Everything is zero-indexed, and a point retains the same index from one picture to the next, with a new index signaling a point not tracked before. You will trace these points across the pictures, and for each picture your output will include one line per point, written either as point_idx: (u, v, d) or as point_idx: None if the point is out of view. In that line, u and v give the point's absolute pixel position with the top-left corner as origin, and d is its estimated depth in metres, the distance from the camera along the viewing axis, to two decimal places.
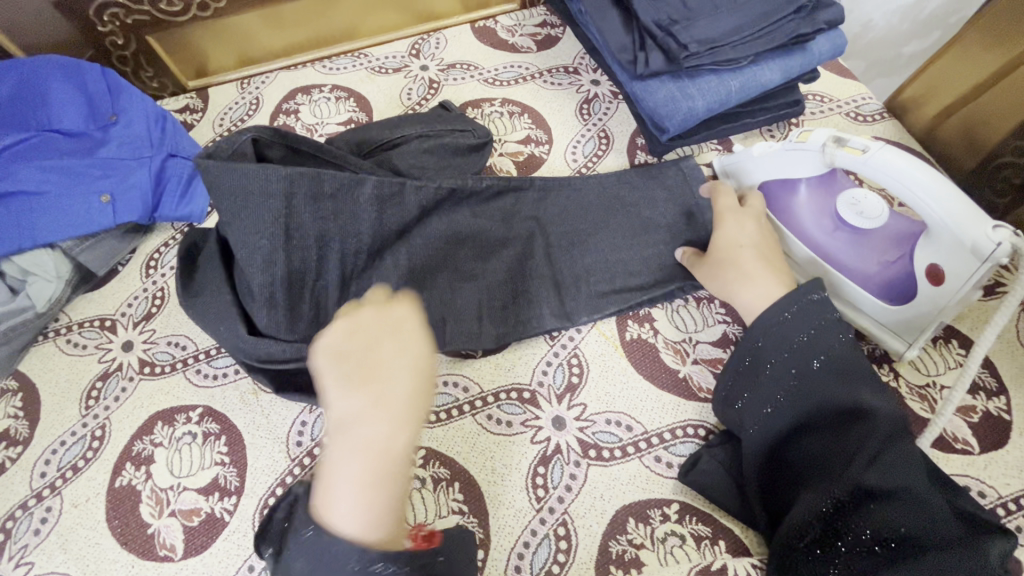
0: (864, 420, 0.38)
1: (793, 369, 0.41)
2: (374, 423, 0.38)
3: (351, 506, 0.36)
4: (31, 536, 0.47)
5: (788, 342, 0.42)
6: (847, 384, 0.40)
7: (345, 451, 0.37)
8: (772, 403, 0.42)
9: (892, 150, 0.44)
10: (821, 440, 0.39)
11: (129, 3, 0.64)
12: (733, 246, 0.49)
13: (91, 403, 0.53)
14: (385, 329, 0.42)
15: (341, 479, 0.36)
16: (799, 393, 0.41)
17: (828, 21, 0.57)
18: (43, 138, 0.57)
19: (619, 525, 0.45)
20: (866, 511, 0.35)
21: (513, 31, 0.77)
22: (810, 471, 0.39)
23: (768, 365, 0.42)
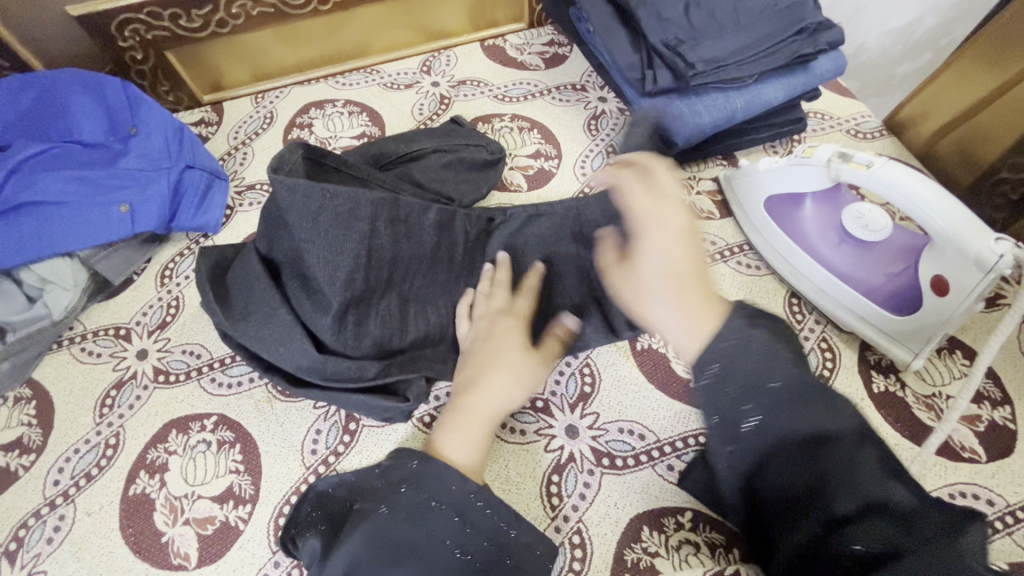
0: (816, 442, 0.33)
1: (746, 406, 0.34)
2: (497, 395, 0.46)
3: (459, 444, 0.44)
4: (44, 545, 0.47)
5: (741, 367, 0.35)
6: (807, 405, 0.34)
7: (465, 411, 0.45)
8: (731, 439, 0.35)
9: (896, 164, 0.46)
10: (791, 468, 0.33)
11: (150, 20, 0.66)
12: (650, 269, 0.42)
13: (105, 411, 0.53)
14: (499, 327, 0.50)
15: (460, 429, 0.45)
16: (756, 420, 0.34)
17: (829, 42, 0.59)
18: (63, 149, 0.58)
19: (634, 534, 0.46)
20: (851, 542, 0.30)
21: (522, 49, 0.80)
22: (785, 507, 0.33)
23: (729, 394, 0.35)
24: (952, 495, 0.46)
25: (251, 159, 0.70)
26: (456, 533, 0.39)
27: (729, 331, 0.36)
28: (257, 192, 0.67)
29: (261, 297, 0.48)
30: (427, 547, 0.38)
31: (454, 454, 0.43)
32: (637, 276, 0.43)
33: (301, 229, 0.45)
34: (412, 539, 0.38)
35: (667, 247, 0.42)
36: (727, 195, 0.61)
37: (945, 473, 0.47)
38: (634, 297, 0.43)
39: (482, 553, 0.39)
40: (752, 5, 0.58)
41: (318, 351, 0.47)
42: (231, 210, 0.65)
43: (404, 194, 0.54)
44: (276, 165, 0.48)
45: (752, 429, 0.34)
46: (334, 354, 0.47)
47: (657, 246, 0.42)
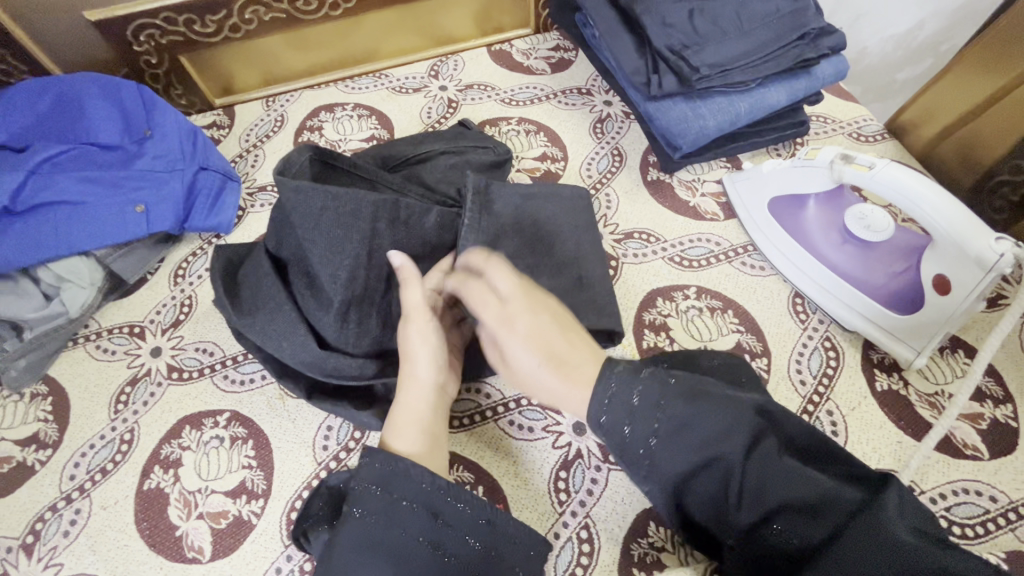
0: (712, 454, 0.35)
1: (642, 444, 0.37)
2: (422, 384, 0.45)
3: (406, 433, 0.44)
4: (60, 538, 0.48)
5: (631, 409, 0.37)
6: (696, 419, 0.36)
7: (399, 411, 0.45)
8: (643, 466, 0.37)
9: (897, 166, 0.47)
10: (705, 487, 0.36)
11: (165, 25, 0.67)
12: (522, 363, 0.42)
13: (120, 407, 0.54)
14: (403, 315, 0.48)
15: (401, 424, 0.44)
16: (659, 445, 0.36)
17: (831, 47, 0.60)
18: (80, 150, 0.59)
19: (640, 529, 0.46)
20: (777, 537, 0.33)
21: (528, 54, 0.81)
22: (715, 514, 0.36)
23: (628, 436, 0.37)
24: (955, 491, 0.46)
25: (262, 161, 0.71)
26: (429, 530, 0.39)
27: (608, 390, 0.38)
28: (269, 194, 0.68)
29: (267, 294, 0.48)
30: (403, 546, 0.38)
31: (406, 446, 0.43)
32: (517, 370, 0.43)
33: (312, 229, 0.46)
34: (387, 539, 0.38)
35: (527, 334, 0.42)
36: (731, 198, 0.62)
37: (948, 470, 0.47)
38: (525, 388, 0.43)
39: (463, 552, 0.39)
40: (756, 11, 0.60)
41: (320, 347, 0.48)
42: (243, 211, 0.67)
43: (412, 194, 0.54)
44: (285, 167, 0.49)
45: (658, 455, 0.36)
46: (336, 350, 0.48)
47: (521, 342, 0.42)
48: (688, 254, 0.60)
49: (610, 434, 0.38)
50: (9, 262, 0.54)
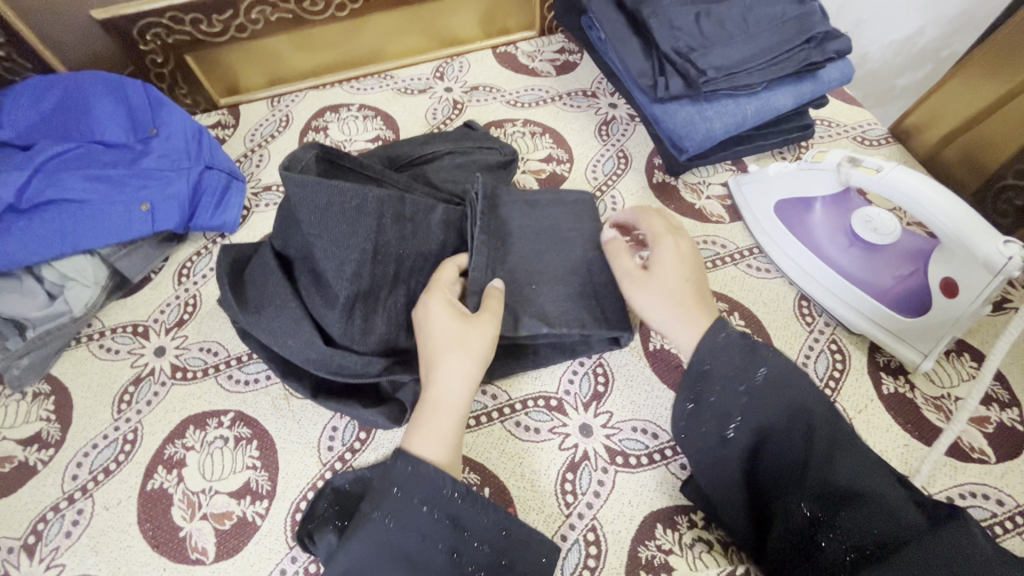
0: (801, 426, 0.38)
1: (741, 387, 0.40)
2: (458, 379, 0.44)
3: (429, 438, 0.42)
4: (62, 538, 0.47)
5: (726, 372, 0.41)
6: (788, 392, 0.39)
7: (430, 409, 0.44)
8: (730, 421, 0.40)
9: (904, 169, 0.47)
10: (781, 453, 0.38)
11: (171, 24, 0.67)
12: (662, 271, 0.48)
13: (124, 406, 0.53)
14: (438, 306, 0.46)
15: (428, 427, 0.43)
16: (750, 415, 0.39)
17: (837, 51, 0.60)
18: (86, 149, 0.59)
19: (648, 531, 0.46)
20: (843, 520, 0.35)
21: (533, 56, 0.81)
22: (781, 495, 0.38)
23: (713, 398, 0.41)
24: (963, 494, 0.46)
25: (267, 161, 0.71)
26: (447, 537, 0.39)
27: (715, 348, 0.42)
28: (274, 193, 0.68)
29: (277, 291, 0.48)
30: (422, 554, 0.38)
31: (431, 451, 0.42)
32: (654, 276, 0.48)
33: (318, 228, 0.46)
34: (405, 544, 0.38)
35: (673, 253, 0.49)
36: (736, 199, 0.63)
37: (955, 474, 0.47)
38: (652, 289, 0.47)
39: (478, 559, 0.39)
40: (762, 15, 0.60)
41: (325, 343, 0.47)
42: (248, 210, 0.66)
43: (417, 193, 0.54)
44: (291, 164, 0.49)
45: (734, 421, 0.40)
46: (342, 347, 0.48)
47: (671, 256, 0.49)
48: None
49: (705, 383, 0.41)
50: (13, 260, 0.54)
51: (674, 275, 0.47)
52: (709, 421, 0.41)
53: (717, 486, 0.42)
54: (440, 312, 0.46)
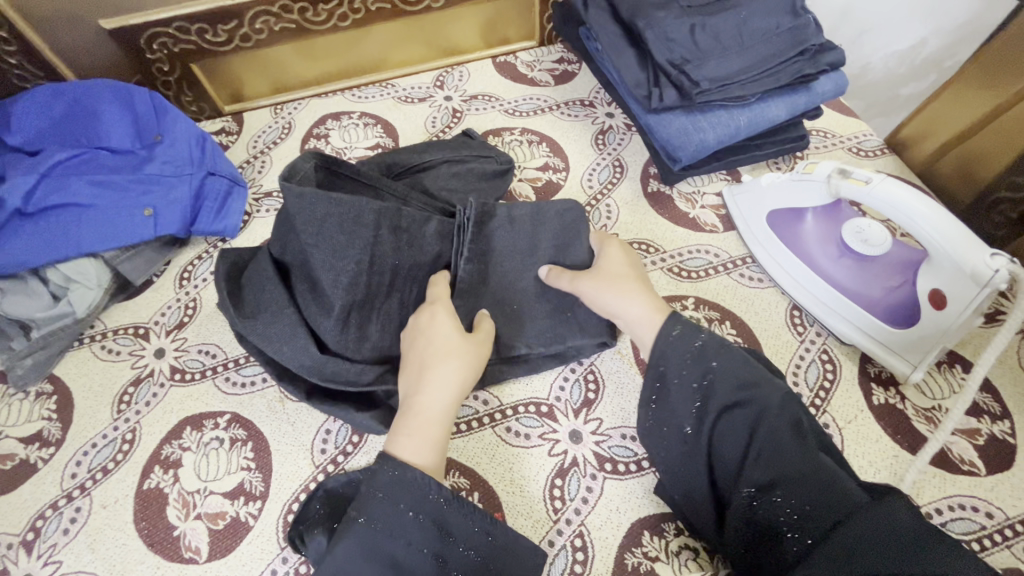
0: (752, 415, 0.40)
1: (694, 383, 0.42)
2: (445, 385, 0.45)
3: (414, 443, 0.43)
4: (60, 536, 0.48)
5: (687, 366, 0.43)
6: (740, 385, 0.41)
7: (416, 413, 0.44)
8: (687, 419, 0.43)
9: (892, 181, 0.47)
10: (734, 441, 0.41)
11: (178, 33, 0.69)
12: (611, 271, 0.51)
13: (123, 407, 0.55)
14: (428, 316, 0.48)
15: (413, 432, 0.44)
16: (706, 409, 0.42)
17: (830, 63, 0.61)
18: (93, 155, 0.61)
19: (635, 538, 0.46)
20: (781, 499, 0.37)
21: (532, 66, 0.82)
22: (734, 479, 0.40)
23: (674, 391, 0.43)
24: (951, 506, 0.46)
25: (269, 168, 0.72)
26: (433, 542, 0.40)
27: (671, 343, 0.43)
28: (274, 199, 0.69)
29: (275, 298, 0.49)
30: (407, 558, 0.39)
31: (416, 456, 0.43)
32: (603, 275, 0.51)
33: (311, 234, 0.47)
34: (390, 548, 0.39)
35: (620, 258, 0.52)
36: (730, 208, 0.63)
37: (944, 485, 0.47)
38: (601, 284, 0.50)
39: (462, 564, 0.40)
40: (756, 27, 0.61)
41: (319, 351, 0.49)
42: (249, 216, 0.68)
43: (414, 201, 0.54)
44: (290, 174, 0.51)
45: (690, 415, 0.42)
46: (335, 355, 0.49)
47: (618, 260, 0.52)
48: (687, 265, 0.60)
49: (664, 381, 0.43)
50: (20, 262, 0.55)
51: (619, 262, 0.52)
52: (668, 416, 0.43)
53: (681, 480, 0.43)
54: (436, 320, 0.48)
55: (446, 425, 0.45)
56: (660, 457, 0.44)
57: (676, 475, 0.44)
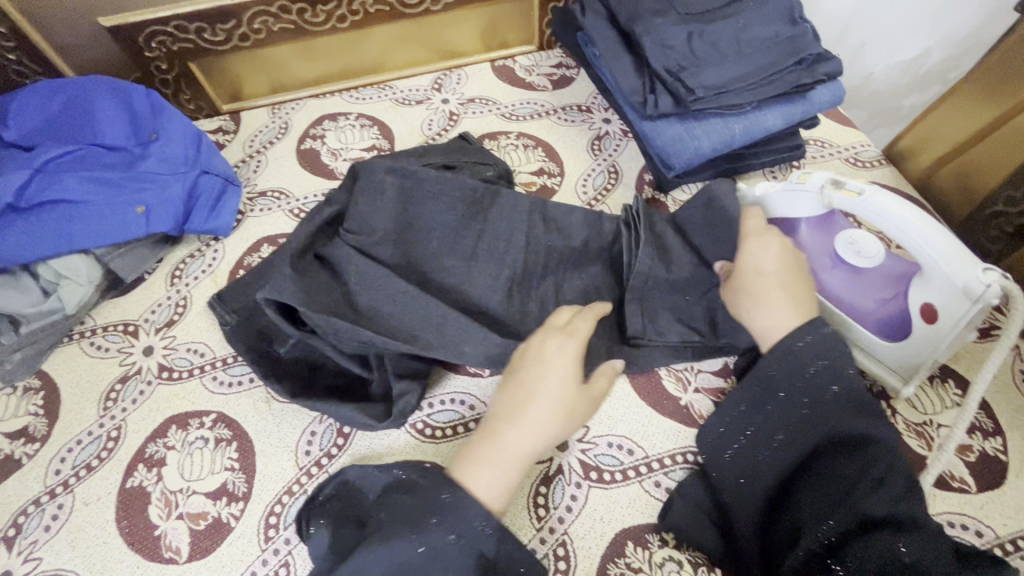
0: (869, 457, 0.39)
1: (805, 399, 0.42)
2: (537, 428, 0.44)
3: (485, 476, 0.42)
4: (41, 533, 0.48)
5: (802, 375, 0.43)
6: (859, 419, 0.41)
7: (500, 445, 0.43)
8: (783, 430, 0.43)
9: (885, 193, 0.46)
10: (832, 470, 0.39)
11: (177, 32, 0.69)
12: (752, 272, 0.48)
13: (109, 404, 0.54)
14: (538, 345, 0.47)
15: (489, 463, 0.43)
16: (809, 430, 0.42)
17: (827, 74, 0.61)
18: (87, 151, 0.61)
19: (618, 549, 0.46)
20: (873, 542, 0.36)
21: (530, 70, 0.82)
22: (818, 508, 0.39)
23: (781, 396, 0.43)
24: (940, 524, 0.46)
25: (264, 167, 0.72)
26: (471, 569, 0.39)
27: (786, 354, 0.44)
28: (269, 199, 0.69)
29: (315, 286, 0.49)
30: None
31: (484, 490, 0.42)
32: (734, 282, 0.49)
33: (370, 208, 0.53)
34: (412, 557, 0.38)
35: (772, 254, 0.49)
36: None
37: (933, 502, 0.47)
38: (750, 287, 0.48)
39: None
40: (754, 35, 0.60)
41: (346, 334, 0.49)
42: (243, 215, 0.68)
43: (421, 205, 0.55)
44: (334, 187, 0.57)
45: (790, 429, 0.42)
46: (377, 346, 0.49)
47: (768, 256, 0.49)
48: None
49: (770, 385, 0.44)
50: (11, 257, 0.55)
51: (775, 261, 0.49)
52: (774, 423, 0.43)
53: (738, 489, 0.44)
54: (541, 351, 0.47)
55: (521, 469, 0.43)
56: (725, 460, 0.45)
57: (743, 476, 0.44)
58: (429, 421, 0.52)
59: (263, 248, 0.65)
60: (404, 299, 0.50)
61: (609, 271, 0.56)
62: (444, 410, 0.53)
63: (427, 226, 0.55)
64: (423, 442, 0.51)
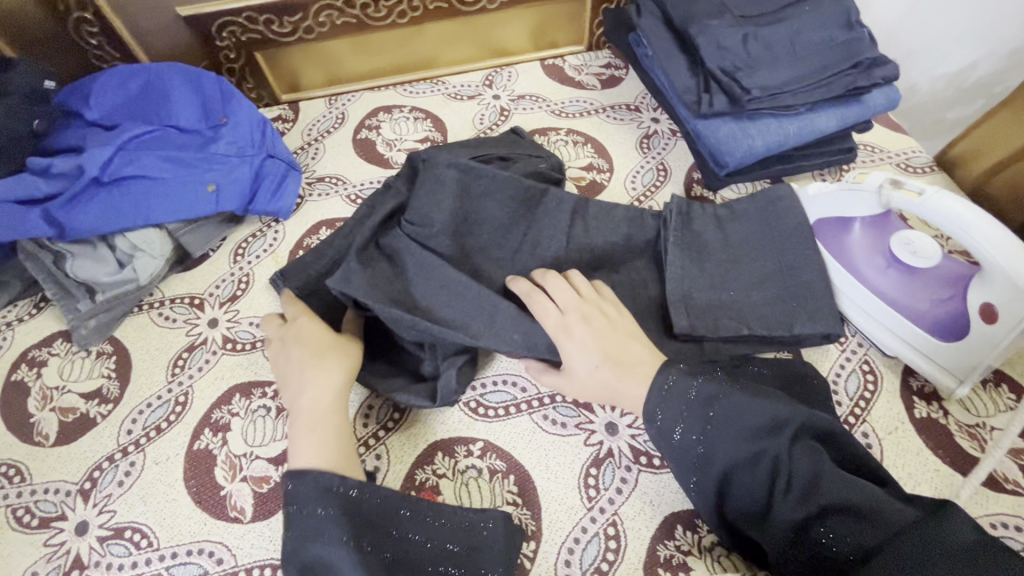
0: (770, 459, 0.39)
1: (695, 436, 0.42)
2: (322, 389, 0.47)
3: (313, 446, 0.45)
4: (114, 487, 0.51)
5: (682, 411, 0.43)
6: (748, 431, 0.41)
7: (300, 420, 0.46)
8: (696, 472, 0.42)
9: (947, 194, 0.47)
10: (750, 483, 0.40)
11: (247, 23, 0.73)
12: (582, 370, 0.47)
13: (177, 370, 0.57)
14: (293, 331, 0.51)
15: (305, 438, 0.45)
16: (713, 455, 0.41)
17: (884, 77, 0.61)
18: (164, 132, 0.64)
19: (668, 531, 0.47)
20: (825, 537, 0.37)
21: (580, 70, 0.84)
22: (763, 525, 0.39)
23: (675, 435, 0.43)
24: (993, 525, 0.46)
25: (322, 154, 0.75)
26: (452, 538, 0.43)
27: (663, 401, 0.43)
28: (326, 184, 0.71)
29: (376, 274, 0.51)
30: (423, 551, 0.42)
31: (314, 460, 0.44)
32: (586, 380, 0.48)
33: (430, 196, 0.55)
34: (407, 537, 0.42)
35: (586, 339, 0.48)
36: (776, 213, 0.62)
37: (986, 503, 0.47)
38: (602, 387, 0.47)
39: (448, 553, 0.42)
40: (810, 39, 0.61)
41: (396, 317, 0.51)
42: (302, 199, 0.70)
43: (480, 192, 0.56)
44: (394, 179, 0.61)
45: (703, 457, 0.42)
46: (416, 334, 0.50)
47: (586, 345, 0.47)
48: None
49: (662, 438, 0.43)
50: (92, 228, 0.59)
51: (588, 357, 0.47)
52: (678, 463, 0.43)
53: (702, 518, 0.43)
54: (296, 337, 0.51)
55: (339, 424, 0.47)
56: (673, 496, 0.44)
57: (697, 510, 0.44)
58: (482, 401, 0.54)
59: (322, 230, 0.67)
60: (459, 285, 0.50)
61: (658, 264, 0.57)
62: (496, 390, 0.54)
63: (485, 217, 0.56)
64: (476, 420, 0.53)
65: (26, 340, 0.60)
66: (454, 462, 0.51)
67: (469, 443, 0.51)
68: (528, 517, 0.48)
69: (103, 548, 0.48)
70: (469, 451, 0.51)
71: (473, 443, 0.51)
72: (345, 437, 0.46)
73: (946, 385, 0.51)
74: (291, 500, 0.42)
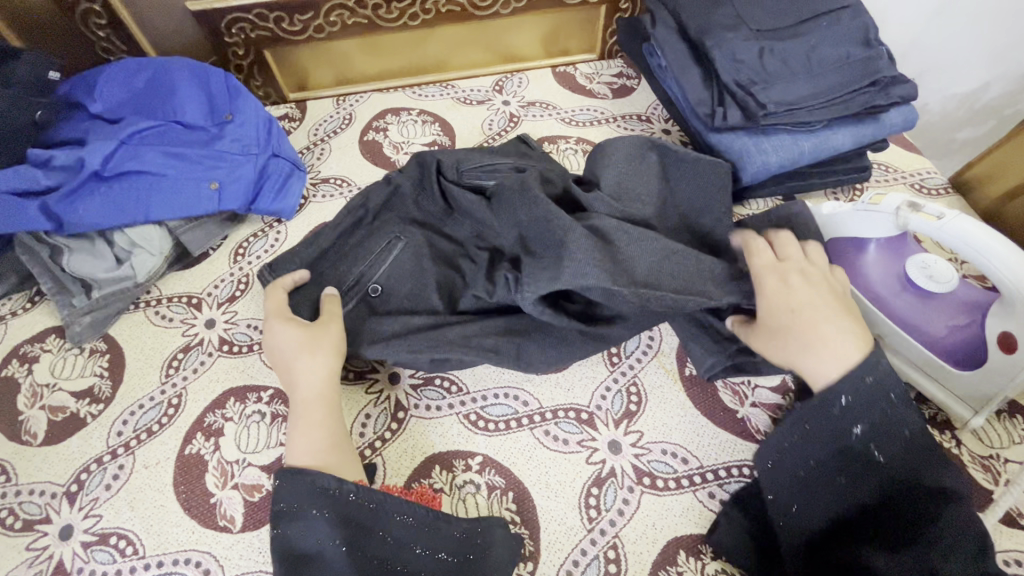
0: (939, 503, 0.37)
1: (871, 439, 0.40)
2: (317, 377, 0.47)
3: (313, 442, 0.44)
4: (102, 490, 0.49)
5: (877, 407, 0.40)
6: (926, 467, 0.38)
7: (300, 411, 0.46)
8: (851, 465, 0.40)
9: (968, 218, 0.46)
10: (900, 515, 0.37)
11: (257, 20, 0.72)
12: (774, 314, 0.46)
13: (171, 371, 0.56)
14: (275, 319, 0.50)
15: (305, 434, 0.45)
16: (878, 464, 0.39)
17: (903, 96, 0.60)
18: (167, 127, 0.63)
19: (670, 556, 0.45)
20: None
21: (591, 78, 0.83)
22: (875, 552, 0.37)
23: (851, 427, 0.41)
24: (1007, 561, 0.44)
25: (328, 155, 0.74)
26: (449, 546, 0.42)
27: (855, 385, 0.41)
28: (331, 186, 0.70)
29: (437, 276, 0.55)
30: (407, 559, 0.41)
31: (314, 458, 0.44)
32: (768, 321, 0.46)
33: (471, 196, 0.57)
34: (384, 548, 0.40)
35: (785, 289, 0.46)
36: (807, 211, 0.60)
37: (999, 538, 0.45)
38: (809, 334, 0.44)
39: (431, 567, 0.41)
40: (827, 55, 0.61)
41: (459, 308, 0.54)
42: (306, 199, 0.69)
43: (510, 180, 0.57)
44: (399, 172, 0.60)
45: (864, 459, 0.40)
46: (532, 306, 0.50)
47: (795, 291, 0.46)
48: None
49: (837, 420, 0.41)
50: (92, 223, 0.58)
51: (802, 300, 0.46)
52: (835, 451, 0.41)
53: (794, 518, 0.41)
54: (280, 326, 0.49)
55: (336, 415, 0.47)
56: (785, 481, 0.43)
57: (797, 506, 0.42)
58: (481, 414, 0.52)
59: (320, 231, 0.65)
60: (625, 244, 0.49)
61: None
62: (497, 404, 0.53)
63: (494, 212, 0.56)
64: (477, 434, 0.51)
65: (20, 334, 0.58)
66: (452, 476, 0.49)
67: (468, 457, 0.50)
68: (526, 536, 0.46)
69: (87, 554, 0.46)
70: (467, 466, 0.50)
71: (472, 457, 0.50)
72: (342, 432, 0.46)
73: (958, 413, 0.49)
74: (280, 498, 0.41)
